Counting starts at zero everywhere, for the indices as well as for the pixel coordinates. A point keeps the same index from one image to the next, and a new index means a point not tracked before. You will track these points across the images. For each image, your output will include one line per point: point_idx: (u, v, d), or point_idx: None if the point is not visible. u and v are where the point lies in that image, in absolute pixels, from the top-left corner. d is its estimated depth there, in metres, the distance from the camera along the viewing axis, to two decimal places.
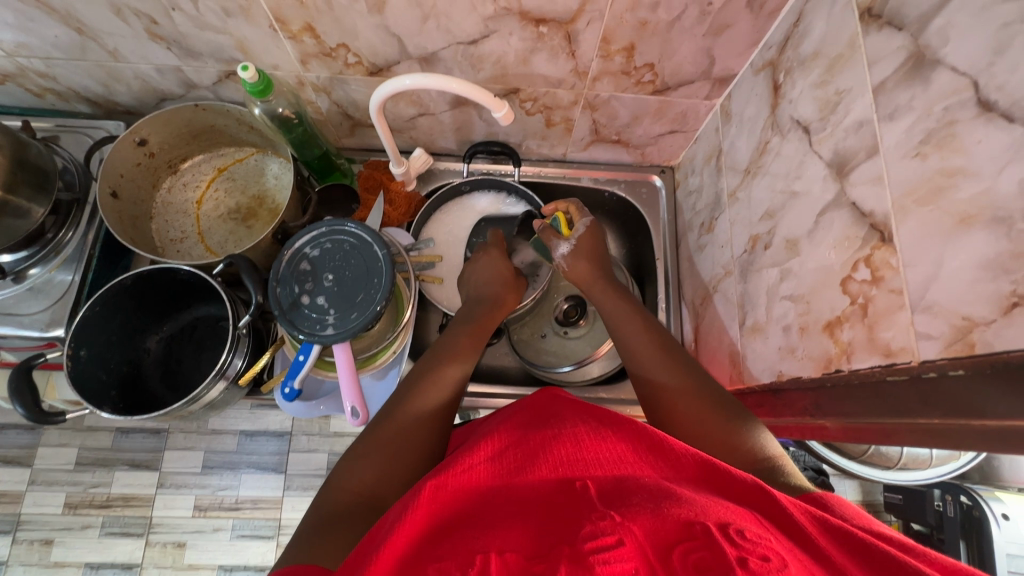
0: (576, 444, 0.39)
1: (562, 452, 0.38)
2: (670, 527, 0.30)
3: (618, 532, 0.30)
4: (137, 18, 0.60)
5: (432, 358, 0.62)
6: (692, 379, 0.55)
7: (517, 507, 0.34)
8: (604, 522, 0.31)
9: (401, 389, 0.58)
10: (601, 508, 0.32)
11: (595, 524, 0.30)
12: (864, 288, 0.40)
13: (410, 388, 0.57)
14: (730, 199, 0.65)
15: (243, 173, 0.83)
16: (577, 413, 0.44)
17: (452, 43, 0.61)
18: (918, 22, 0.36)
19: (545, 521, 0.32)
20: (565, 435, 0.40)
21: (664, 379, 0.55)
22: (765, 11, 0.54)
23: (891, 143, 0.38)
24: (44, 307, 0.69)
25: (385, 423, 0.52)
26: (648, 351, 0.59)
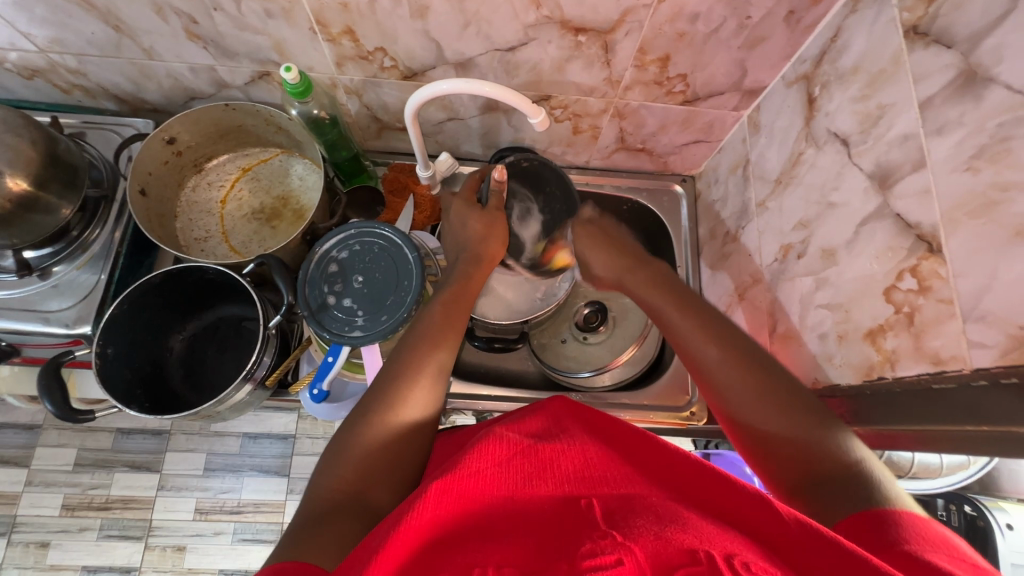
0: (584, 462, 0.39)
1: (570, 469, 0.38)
2: (674, 554, 0.29)
3: (618, 551, 0.29)
4: (177, 17, 0.60)
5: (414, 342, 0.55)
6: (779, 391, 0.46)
7: (521, 526, 0.33)
8: (604, 541, 0.30)
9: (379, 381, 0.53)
10: (604, 528, 0.31)
11: (596, 544, 0.29)
12: (909, 298, 0.41)
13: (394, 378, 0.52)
14: (759, 209, 0.66)
15: (268, 173, 0.83)
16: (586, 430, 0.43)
17: (490, 49, 0.62)
18: (968, 41, 0.37)
19: (546, 540, 0.31)
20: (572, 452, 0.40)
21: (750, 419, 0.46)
22: (801, 26, 0.56)
23: (939, 157, 0.39)
24: (71, 304, 0.68)
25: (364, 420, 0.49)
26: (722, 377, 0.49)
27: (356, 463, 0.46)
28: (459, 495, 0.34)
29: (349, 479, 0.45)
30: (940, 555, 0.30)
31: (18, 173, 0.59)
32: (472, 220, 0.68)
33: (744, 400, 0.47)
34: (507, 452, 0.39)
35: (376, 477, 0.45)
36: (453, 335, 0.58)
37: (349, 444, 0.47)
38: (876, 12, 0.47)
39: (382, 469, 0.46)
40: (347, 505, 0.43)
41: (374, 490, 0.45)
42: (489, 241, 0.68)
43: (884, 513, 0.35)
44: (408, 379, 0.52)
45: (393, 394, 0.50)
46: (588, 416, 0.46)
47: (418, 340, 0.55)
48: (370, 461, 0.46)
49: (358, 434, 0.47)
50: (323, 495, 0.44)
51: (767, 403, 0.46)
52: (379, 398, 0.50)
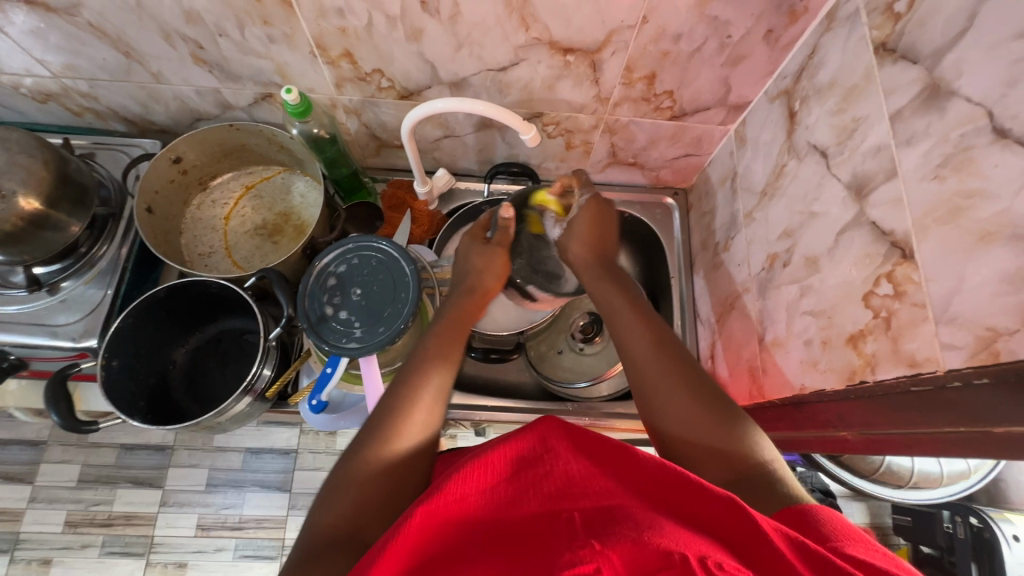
0: (564, 479, 0.38)
1: (551, 487, 0.37)
2: (649, 555, 0.29)
3: (596, 561, 0.29)
4: (184, 42, 0.63)
5: (410, 368, 0.56)
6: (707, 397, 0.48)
7: (501, 547, 0.33)
8: (582, 551, 0.30)
9: (378, 409, 0.52)
10: (583, 538, 0.31)
11: (573, 555, 0.29)
12: (886, 303, 0.42)
13: (391, 406, 0.52)
14: (747, 220, 0.67)
15: (270, 190, 0.85)
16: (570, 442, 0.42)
17: (483, 69, 0.65)
18: (931, 57, 0.39)
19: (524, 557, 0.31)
20: (554, 472, 0.38)
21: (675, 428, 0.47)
22: (780, 43, 0.58)
23: (909, 166, 0.41)
24: (77, 318, 0.70)
25: (361, 454, 0.48)
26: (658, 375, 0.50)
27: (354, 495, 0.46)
28: (441, 517, 0.35)
29: (345, 513, 0.44)
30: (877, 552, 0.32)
31: (30, 192, 0.62)
32: (474, 253, 0.69)
33: (669, 399, 0.49)
34: (490, 473, 0.39)
35: (372, 508, 0.45)
36: (446, 361, 0.58)
37: (346, 480, 0.47)
38: (848, 30, 0.49)
39: (380, 502, 0.46)
40: (346, 543, 0.43)
41: (371, 519, 0.45)
42: (485, 277, 0.68)
43: (806, 509, 0.37)
44: (405, 408, 0.52)
45: (386, 431, 0.50)
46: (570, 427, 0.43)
47: (411, 371, 0.56)
48: (373, 494, 0.46)
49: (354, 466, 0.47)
50: (322, 530, 0.44)
51: (692, 406, 0.47)
52: (375, 430, 0.50)
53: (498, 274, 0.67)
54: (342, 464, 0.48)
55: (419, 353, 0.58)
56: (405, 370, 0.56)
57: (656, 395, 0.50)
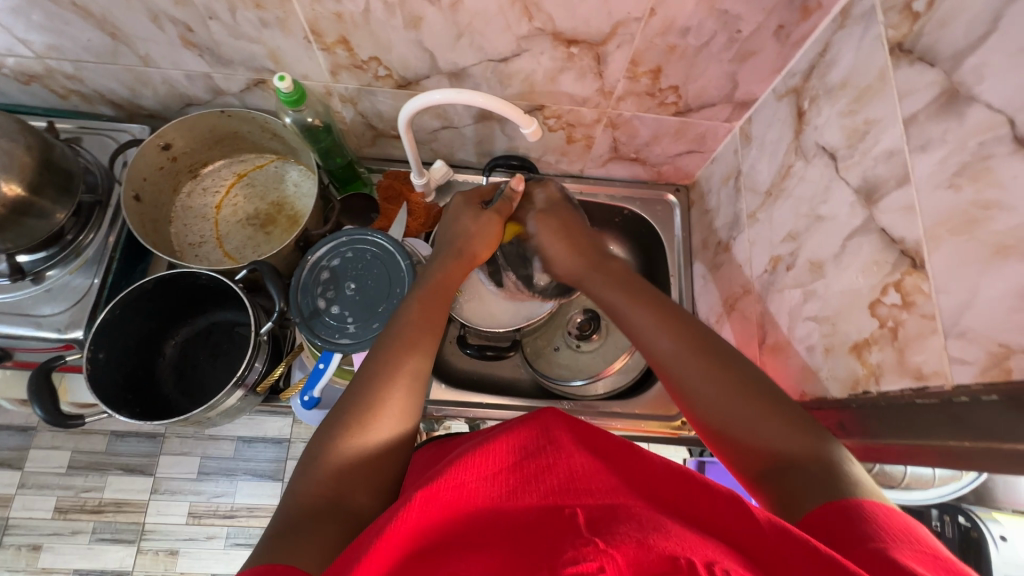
0: (568, 473, 0.37)
1: (554, 479, 0.37)
2: (654, 557, 0.28)
3: (599, 559, 0.28)
4: (173, 25, 0.60)
5: (392, 343, 0.54)
6: (748, 388, 0.46)
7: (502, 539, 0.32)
8: (586, 548, 0.29)
9: (359, 381, 0.51)
10: (587, 534, 0.30)
11: (577, 551, 0.29)
12: (894, 312, 0.41)
13: (374, 379, 0.50)
14: (750, 220, 0.66)
15: (263, 179, 0.83)
16: (573, 438, 0.41)
17: (484, 60, 0.63)
18: (950, 60, 0.38)
19: (525, 550, 0.31)
20: (557, 464, 0.38)
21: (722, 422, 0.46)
22: (790, 40, 0.56)
23: (923, 174, 0.39)
24: (63, 309, 0.68)
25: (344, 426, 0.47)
26: (692, 365, 0.49)
27: (334, 464, 0.44)
28: (445, 502, 0.34)
29: (323, 483, 0.43)
30: (918, 551, 0.30)
31: (12, 178, 0.60)
32: (468, 219, 0.69)
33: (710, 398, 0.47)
34: (493, 462, 0.38)
35: (354, 480, 0.44)
36: (427, 336, 0.56)
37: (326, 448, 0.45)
38: (863, 28, 0.47)
39: (360, 472, 0.45)
40: (326, 511, 0.42)
41: (352, 491, 0.44)
42: (475, 241, 0.68)
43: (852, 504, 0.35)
44: (388, 382, 0.50)
45: (365, 408, 0.48)
46: (577, 424, 0.43)
47: (395, 348, 0.53)
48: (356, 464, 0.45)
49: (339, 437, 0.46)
50: (301, 500, 0.42)
51: (734, 398, 0.46)
52: (357, 404, 0.48)
53: (489, 241, 0.68)
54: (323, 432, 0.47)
55: (398, 326, 0.56)
56: (385, 341, 0.55)
57: (695, 389, 0.48)
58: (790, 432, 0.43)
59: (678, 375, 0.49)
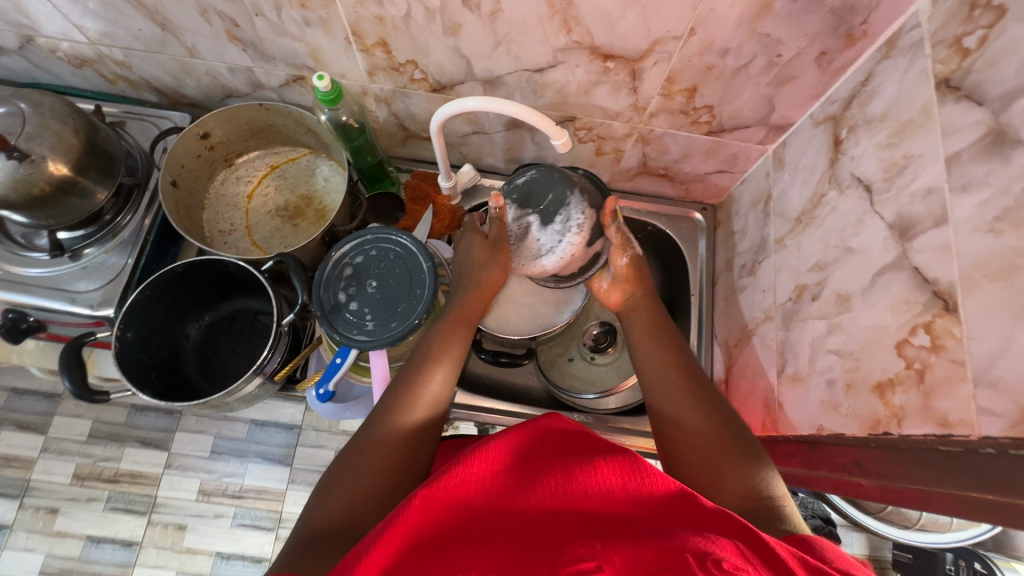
0: (564, 474, 0.38)
1: (550, 482, 0.37)
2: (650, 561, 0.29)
3: None
4: (220, 20, 0.62)
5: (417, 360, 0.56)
6: (717, 413, 0.51)
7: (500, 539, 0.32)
8: None
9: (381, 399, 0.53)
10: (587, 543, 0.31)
11: None
12: (921, 354, 0.40)
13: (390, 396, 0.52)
14: (777, 246, 0.65)
15: (294, 172, 0.85)
16: (570, 443, 0.42)
17: (519, 69, 0.63)
18: (999, 100, 0.37)
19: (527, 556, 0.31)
20: (554, 465, 0.39)
21: (687, 426, 0.50)
22: (832, 67, 0.55)
23: (962, 215, 0.38)
24: (98, 286, 0.71)
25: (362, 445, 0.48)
26: (669, 380, 0.54)
27: (354, 483, 0.46)
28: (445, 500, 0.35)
29: (340, 503, 0.44)
30: None
31: (59, 158, 0.62)
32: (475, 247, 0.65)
33: (682, 414, 0.51)
34: (495, 462, 0.39)
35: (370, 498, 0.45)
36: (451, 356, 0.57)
37: (346, 463, 0.47)
38: (909, 60, 0.46)
39: (377, 493, 0.45)
40: (338, 535, 0.42)
41: (364, 517, 0.44)
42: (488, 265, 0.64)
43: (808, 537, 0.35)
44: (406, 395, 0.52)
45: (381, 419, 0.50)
46: (573, 434, 0.43)
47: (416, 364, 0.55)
48: (375, 477, 0.46)
49: (357, 455, 0.48)
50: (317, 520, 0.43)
51: (699, 417, 0.51)
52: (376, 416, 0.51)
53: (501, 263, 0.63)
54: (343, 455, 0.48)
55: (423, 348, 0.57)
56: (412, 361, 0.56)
57: (664, 402, 0.53)
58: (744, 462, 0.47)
59: (659, 386, 0.55)
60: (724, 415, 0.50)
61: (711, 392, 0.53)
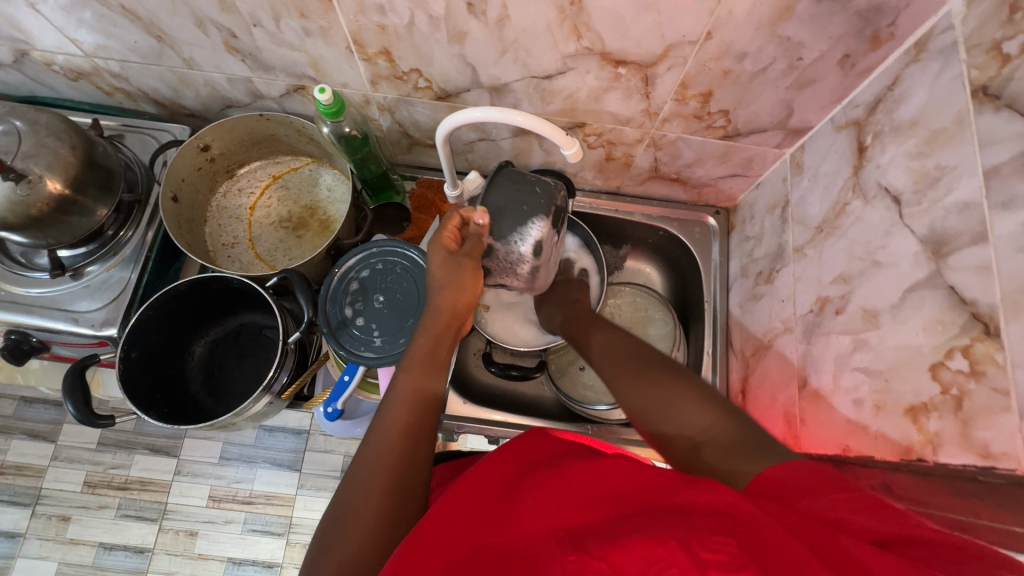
0: (547, 488, 0.42)
1: (537, 497, 0.41)
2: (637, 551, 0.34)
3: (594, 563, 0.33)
4: (217, 31, 0.60)
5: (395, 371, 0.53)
6: (656, 373, 0.51)
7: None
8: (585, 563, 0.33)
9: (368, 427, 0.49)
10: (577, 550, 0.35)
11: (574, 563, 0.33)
12: (959, 379, 0.39)
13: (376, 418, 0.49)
14: (796, 254, 0.63)
15: (297, 182, 0.83)
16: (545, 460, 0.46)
17: (526, 76, 0.61)
18: None
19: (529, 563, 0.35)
20: (537, 481, 0.43)
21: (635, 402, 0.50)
22: (855, 70, 0.53)
23: (1004, 234, 0.36)
24: (101, 305, 0.69)
25: (354, 478, 0.45)
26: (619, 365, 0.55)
27: (358, 533, 0.42)
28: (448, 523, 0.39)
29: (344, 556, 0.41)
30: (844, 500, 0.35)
31: (56, 176, 0.61)
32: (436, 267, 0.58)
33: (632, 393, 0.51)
34: (485, 486, 0.43)
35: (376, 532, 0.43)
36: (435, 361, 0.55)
37: (346, 504, 0.44)
38: (941, 66, 0.44)
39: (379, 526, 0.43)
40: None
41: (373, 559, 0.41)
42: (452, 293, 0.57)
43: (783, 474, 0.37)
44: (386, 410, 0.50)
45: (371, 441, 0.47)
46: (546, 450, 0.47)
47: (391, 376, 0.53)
48: (375, 527, 0.43)
49: (352, 489, 0.45)
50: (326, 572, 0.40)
51: (644, 385, 0.51)
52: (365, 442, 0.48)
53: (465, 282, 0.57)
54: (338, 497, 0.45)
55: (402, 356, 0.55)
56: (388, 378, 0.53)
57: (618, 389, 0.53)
58: (691, 408, 0.46)
59: (612, 376, 0.55)
60: (665, 368, 0.51)
61: (650, 359, 0.54)
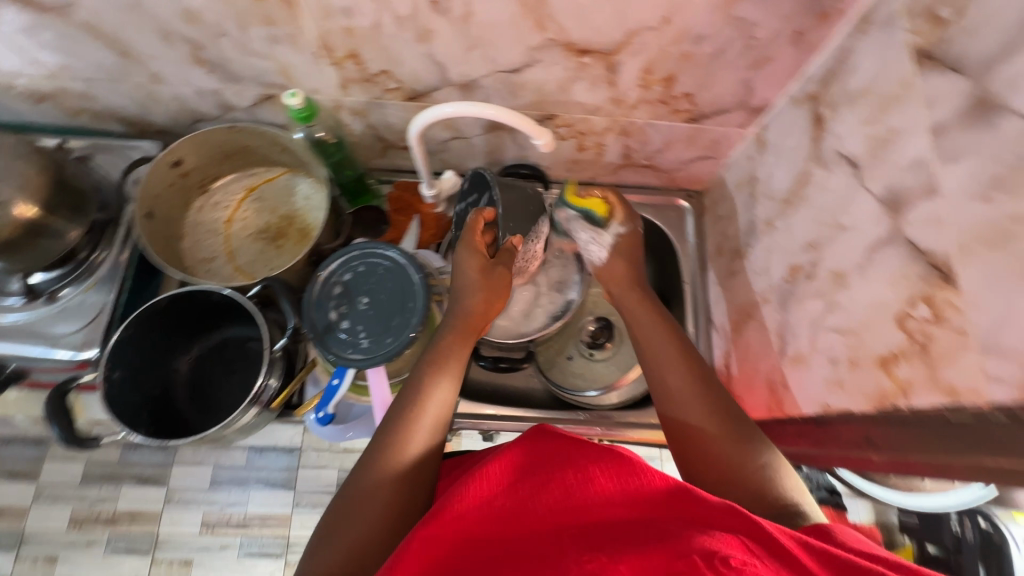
0: (564, 487, 0.38)
1: (552, 498, 0.38)
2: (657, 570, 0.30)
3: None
4: (183, 43, 0.60)
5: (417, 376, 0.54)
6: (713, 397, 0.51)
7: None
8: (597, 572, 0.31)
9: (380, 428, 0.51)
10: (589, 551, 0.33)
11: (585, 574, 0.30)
12: (924, 327, 0.40)
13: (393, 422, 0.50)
14: (766, 228, 0.65)
15: (273, 193, 0.83)
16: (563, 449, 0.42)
17: (494, 71, 0.62)
18: (981, 68, 0.37)
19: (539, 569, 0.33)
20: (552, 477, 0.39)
21: (688, 416, 0.50)
22: (807, 46, 0.55)
23: (953, 185, 0.38)
24: (78, 328, 0.68)
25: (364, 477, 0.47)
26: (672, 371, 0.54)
27: (359, 529, 0.44)
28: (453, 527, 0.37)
29: (354, 539, 0.43)
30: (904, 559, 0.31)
31: (26, 199, 0.60)
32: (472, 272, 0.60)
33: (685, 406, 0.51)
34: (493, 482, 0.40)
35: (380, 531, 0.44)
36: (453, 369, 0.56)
37: (351, 503, 0.45)
38: (885, 35, 0.46)
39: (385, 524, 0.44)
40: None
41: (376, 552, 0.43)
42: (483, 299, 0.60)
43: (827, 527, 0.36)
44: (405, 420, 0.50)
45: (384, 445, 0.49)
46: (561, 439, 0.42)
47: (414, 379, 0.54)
48: (380, 522, 0.44)
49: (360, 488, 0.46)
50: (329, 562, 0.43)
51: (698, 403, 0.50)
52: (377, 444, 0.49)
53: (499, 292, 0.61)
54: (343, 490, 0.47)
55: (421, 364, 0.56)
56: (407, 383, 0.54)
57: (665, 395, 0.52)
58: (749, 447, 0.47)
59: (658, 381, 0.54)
60: (720, 396, 0.51)
61: (708, 377, 0.53)
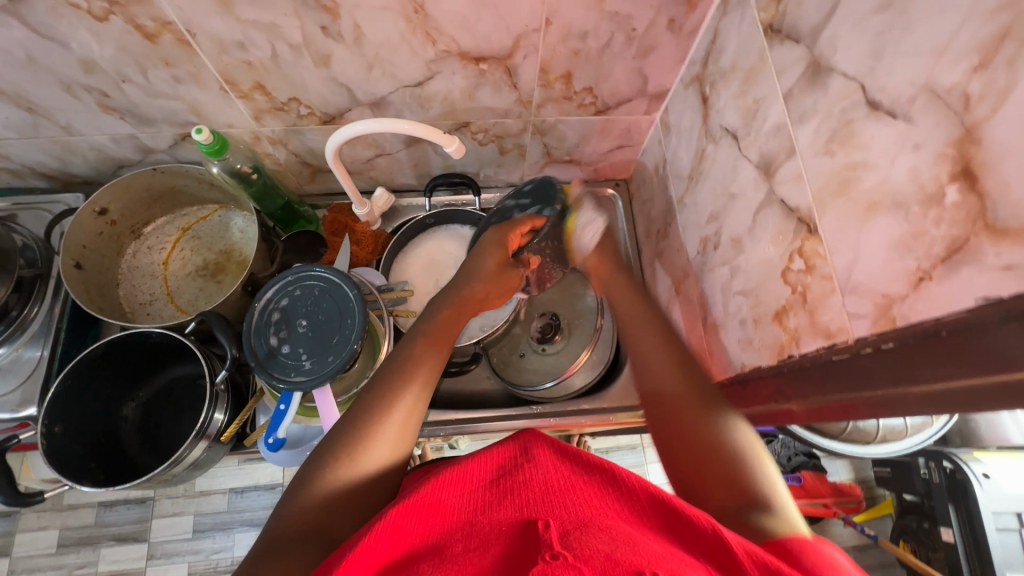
0: (541, 487, 0.37)
1: (527, 495, 0.36)
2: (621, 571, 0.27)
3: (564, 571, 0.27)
4: (88, 93, 0.61)
5: (392, 377, 0.52)
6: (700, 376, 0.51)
7: (474, 547, 0.32)
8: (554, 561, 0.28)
9: (350, 418, 0.49)
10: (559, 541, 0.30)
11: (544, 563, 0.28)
12: (801, 277, 0.43)
13: (364, 418, 0.48)
14: (680, 206, 0.68)
15: (208, 230, 0.84)
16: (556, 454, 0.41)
17: (399, 87, 0.64)
18: (811, 34, 0.40)
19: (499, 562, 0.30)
20: (532, 479, 0.38)
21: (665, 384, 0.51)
22: (684, 31, 0.59)
23: (805, 144, 0.41)
24: (14, 386, 0.68)
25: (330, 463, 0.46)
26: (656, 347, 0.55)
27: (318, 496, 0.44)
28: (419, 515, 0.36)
29: (313, 510, 0.43)
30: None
31: None
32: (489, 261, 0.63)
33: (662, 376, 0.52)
34: (470, 482, 0.39)
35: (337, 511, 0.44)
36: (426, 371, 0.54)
37: (315, 481, 0.45)
38: (740, 14, 0.50)
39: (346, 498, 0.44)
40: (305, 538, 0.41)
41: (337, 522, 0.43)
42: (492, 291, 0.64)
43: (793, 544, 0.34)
44: (377, 420, 0.48)
45: (356, 436, 0.47)
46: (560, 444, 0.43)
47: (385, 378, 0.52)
48: (339, 492, 0.44)
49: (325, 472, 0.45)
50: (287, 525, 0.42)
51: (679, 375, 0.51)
52: (345, 435, 0.47)
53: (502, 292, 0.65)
54: (307, 471, 0.46)
55: (394, 366, 0.54)
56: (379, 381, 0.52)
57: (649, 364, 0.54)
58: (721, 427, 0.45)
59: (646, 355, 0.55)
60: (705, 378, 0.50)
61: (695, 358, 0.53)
